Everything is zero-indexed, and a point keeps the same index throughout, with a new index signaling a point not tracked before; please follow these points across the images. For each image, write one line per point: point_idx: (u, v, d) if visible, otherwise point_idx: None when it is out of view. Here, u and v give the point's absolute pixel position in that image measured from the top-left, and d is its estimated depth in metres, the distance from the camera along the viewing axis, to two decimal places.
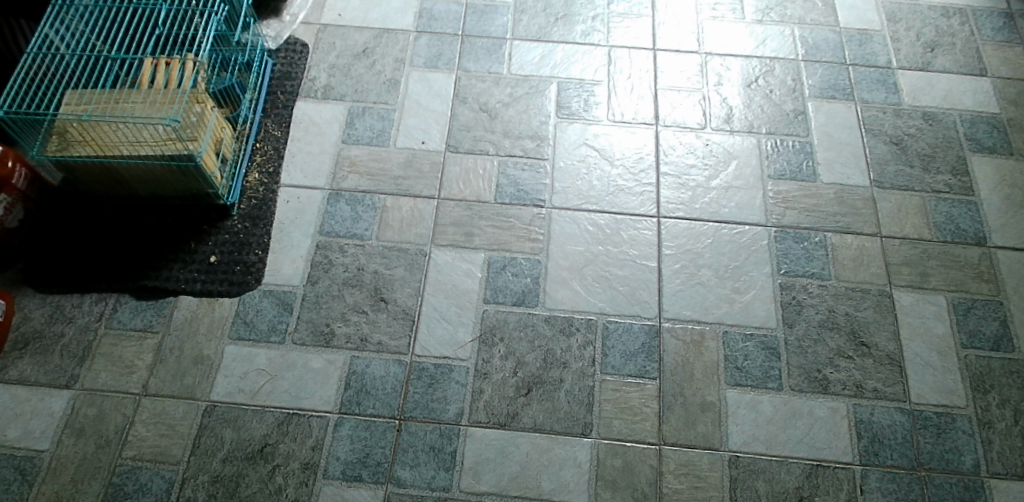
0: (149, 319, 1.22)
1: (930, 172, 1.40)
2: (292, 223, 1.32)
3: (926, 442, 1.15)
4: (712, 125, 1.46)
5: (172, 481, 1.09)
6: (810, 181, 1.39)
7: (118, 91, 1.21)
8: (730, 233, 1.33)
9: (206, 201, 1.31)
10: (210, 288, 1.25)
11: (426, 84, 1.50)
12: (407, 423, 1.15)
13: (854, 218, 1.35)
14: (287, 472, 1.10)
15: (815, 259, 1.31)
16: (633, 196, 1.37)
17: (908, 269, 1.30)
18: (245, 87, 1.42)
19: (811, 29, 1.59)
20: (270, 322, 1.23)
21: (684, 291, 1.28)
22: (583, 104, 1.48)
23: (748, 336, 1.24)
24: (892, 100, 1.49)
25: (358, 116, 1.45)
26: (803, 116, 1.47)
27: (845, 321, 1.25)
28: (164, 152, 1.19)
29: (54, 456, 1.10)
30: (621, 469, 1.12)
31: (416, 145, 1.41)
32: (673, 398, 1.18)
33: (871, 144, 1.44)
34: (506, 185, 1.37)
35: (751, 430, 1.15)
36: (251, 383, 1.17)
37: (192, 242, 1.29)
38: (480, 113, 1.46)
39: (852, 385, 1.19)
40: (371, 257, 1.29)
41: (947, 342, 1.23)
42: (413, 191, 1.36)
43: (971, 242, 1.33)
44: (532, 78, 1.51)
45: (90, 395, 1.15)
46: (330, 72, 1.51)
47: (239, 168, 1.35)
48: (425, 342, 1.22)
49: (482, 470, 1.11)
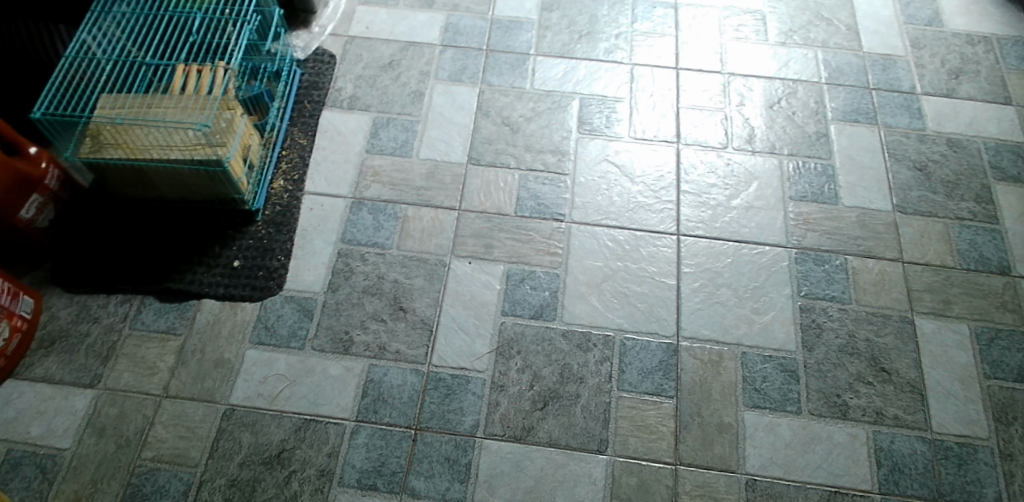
0: (172, 321, 1.24)
1: (952, 199, 1.40)
2: (314, 230, 1.34)
3: (947, 472, 1.13)
4: (734, 145, 1.46)
5: (189, 483, 1.10)
6: (831, 203, 1.39)
7: (151, 96, 1.24)
8: (750, 252, 1.33)
9: (232, 206, 1.33)
10: (232, 292, 1.26)
11: (450, 97, 1.51)
12: (423, 434, 1.15)
13: (875, 242, 1.35)
14: (303, 478, 1.11)
15: (835, 282, 1.30)
16: (653, 213, 1.37)
17: (930, 296, 1.29)
18: (273, 95, 1.44)
19: (834, 53, 1.60)
20: (290, 328, 1.24)
21: (702, 310, 1.27)
22: (605, 121, 1.49)
23: (767, 358, 1.23)
24: (915, 126, 1.49)
25: (383, 127, 1.47)
26: (825, 138, 1.47)
27: (865, 346, 1.24)
28: (194, 156, 1.20)
29: (75, 454, 1.11)
30: (636, 488, 1.11)
31: (439, 156, 1.43)
32: (690, 418, 1.17)
33: (893, 168, 1.43)
34: (527, 199, 1.38)
35: (769, 453, 1.14)
36: (270, 388, 1.18)
37: (217, 246, 1.31)
38: (503, 127, 1.47)
39: (872, 412, 1.18)
40: (392, 266, 1.30)
41: (969, 371, 1.22)
42: (435, 202, 1.38)
43: (994, 271, 1.32)
44: (555, 93, 1.52)
45: (112, 395, 1.16)
46: (356, 83, 1.53)
47: (265, 175, 1.37)
48: (443, 352, 1.22)
49: (497, 484, 1.11)
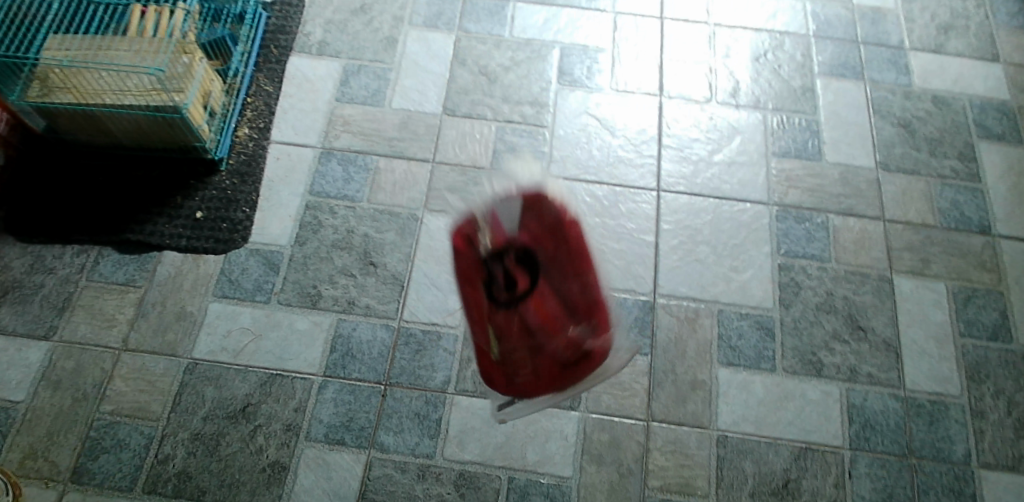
0: (132, 273, 1.20)
1: (936, 157, 1.37)
2: (281, 181, 1.29)
3: (917, 430, 1.14)
4: (718, 99, 1.41)
5: (151, 437, 1.08)
6: (814, 160, 1.36)
7: (104, 39, 1.18)
8: (730, 209, 1.30)
9: (194, 155, 1.27)
10: (194, 245, 1.22)
11: (424, 43, 1.45)
12: (392, 389, 1.13)
13: (858, 200, 1.32)
14: (269, 432, 1.09)
15: (815, 240, 1.28)
16: (634, 168, 1.33)
17: (910, 255, 1.27)
18: (237, 39, 1.37)
19: (823, 4, 1.54)
20: (256, 282, 1.20)
21: (680, 268, 1.25)
22: (586, 71, 1.43)
23: (743, 315, 1.21)
24: (902, 82, 1.45)
25: (353, 74, 1.40)
26: (811, 93, 1.43)
27: (842, 304, 1.23)
28: (149, 102, 1.15)
29: (31, 407, 1.09)
30: (608, 444, 1.11)
31: (412, 107, 1.37)
32: (663, 375, 1.16)
33: (878, 125, 1.40)
34: (503, 151, 1.34)
35: (741, 410, 1.14)
36: (234, 342, 1.15)
37: (178, 197, 1.26)
38: (479, 77, 1.42)
39: (846, 369, 1.18)
40: (362, 219, 1.26)
41: (945, 330, 1.21)
42: (407, 153, 1.33)
43: (974, 231, 1.30)
44: (534, 42, 1.46)
45: (69, 348, 1.13)
46: (326, 27, 1.45)
47: (228, 123, 1.31)
48: (414, 307, 1.19)
49: (467, 439, 1.10)
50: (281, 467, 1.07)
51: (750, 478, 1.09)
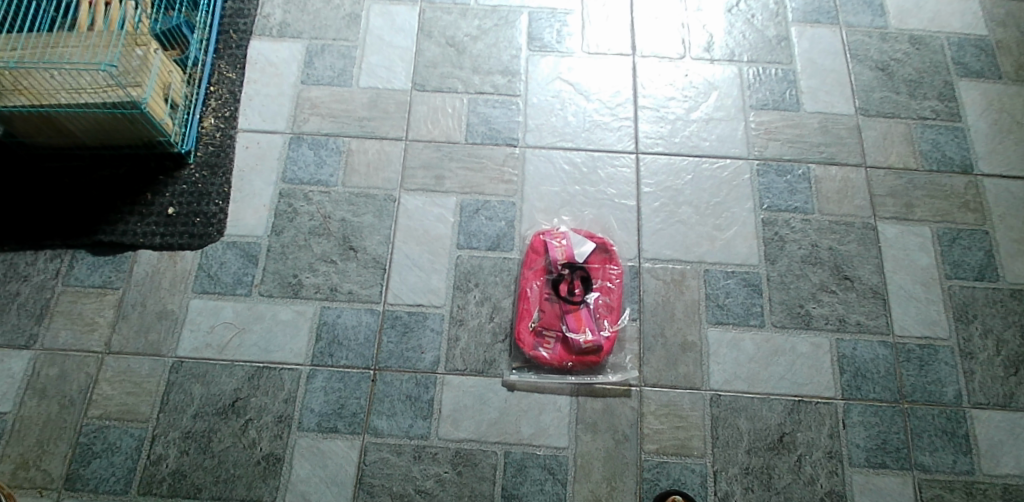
0: (108, 275, 1.17)
1: (916, 98, 1.35)
2: (252, 170, 1.26)
3: (909, 375, 1.14)
4: (692, 55, 1.38)
5: (141, 438, 1.07)
6: (793, 110, 1.34)
7: (53, 35, 1.14)
8: (711, 167, 1.29)
9: (160, 149, 1.24)
10: (169, 242, 1.20)
11: (388, 17, 1.40)
12: (382, 373, 1.12)
13: (839, 148, 1.31)
14: (262, 425, 1.08)
15: (798, 192, 1.27)
16: (611, 131, 1.31)
17: (893, 200, 1.26)
18: (193, 27, 1.32)
19: None
20: (235, 275, 1.18)
21: (664, 230, 1.23)
22: (555, 35, 1.39)
23: (729, 273, 1.20)
24: (878, 24, 1.42)
25: (317, 55, 1.36)
26: (786, 42, 1.40)
27: (828, 256, 1.22)
28: (106, 99, 1.12)
29: (18, 418, 1.08)
30: (602, 411, 1.10)
31: (381, 84, 1.34)
32: (653, 340, 1.15)
33: (856, 69, 1.38)
34: (477, 124, 1.31)
35: (732, 369, 1.14)
36: (218, 337, 1.14)
37: (148, 194, 1.23)
38: (447, 48, 1.38)
39: (835, 320, 1.18)
40: (338, 204, 1.24)
41: (932, 274, 1.21)
42: (378, 132, 1.30)
43: (957, 171, 1.29)
44: (501, 8, 1.42)
45: (51, 355, 1.11)
46: (285, 8, 1.41)
47: (192, 114, 1.27)
48: (398, 290, 1.18)
49: (460, 418, 1.10)
50: (276, 458, 1.07)
51: (745, 435, 1.10)
